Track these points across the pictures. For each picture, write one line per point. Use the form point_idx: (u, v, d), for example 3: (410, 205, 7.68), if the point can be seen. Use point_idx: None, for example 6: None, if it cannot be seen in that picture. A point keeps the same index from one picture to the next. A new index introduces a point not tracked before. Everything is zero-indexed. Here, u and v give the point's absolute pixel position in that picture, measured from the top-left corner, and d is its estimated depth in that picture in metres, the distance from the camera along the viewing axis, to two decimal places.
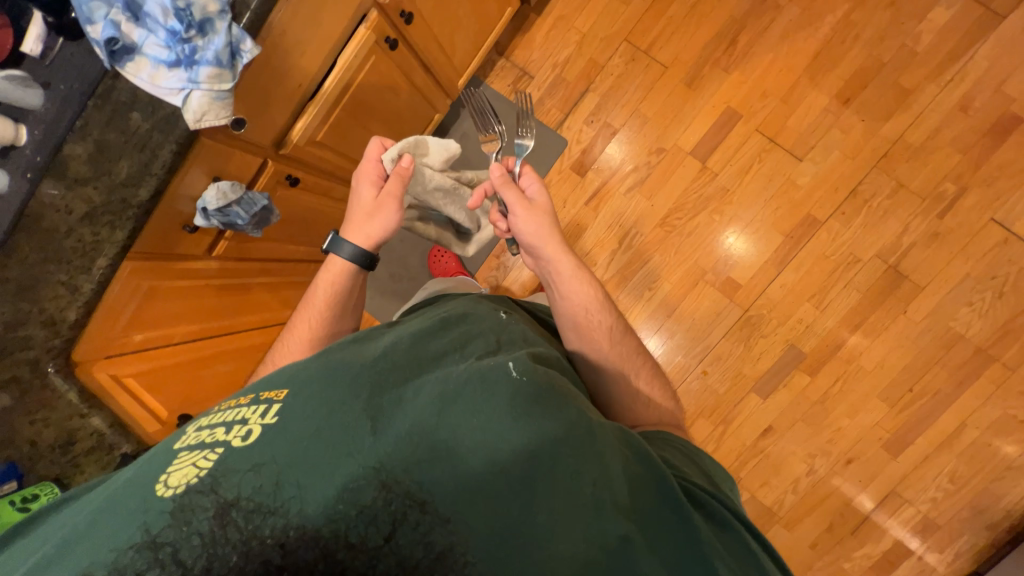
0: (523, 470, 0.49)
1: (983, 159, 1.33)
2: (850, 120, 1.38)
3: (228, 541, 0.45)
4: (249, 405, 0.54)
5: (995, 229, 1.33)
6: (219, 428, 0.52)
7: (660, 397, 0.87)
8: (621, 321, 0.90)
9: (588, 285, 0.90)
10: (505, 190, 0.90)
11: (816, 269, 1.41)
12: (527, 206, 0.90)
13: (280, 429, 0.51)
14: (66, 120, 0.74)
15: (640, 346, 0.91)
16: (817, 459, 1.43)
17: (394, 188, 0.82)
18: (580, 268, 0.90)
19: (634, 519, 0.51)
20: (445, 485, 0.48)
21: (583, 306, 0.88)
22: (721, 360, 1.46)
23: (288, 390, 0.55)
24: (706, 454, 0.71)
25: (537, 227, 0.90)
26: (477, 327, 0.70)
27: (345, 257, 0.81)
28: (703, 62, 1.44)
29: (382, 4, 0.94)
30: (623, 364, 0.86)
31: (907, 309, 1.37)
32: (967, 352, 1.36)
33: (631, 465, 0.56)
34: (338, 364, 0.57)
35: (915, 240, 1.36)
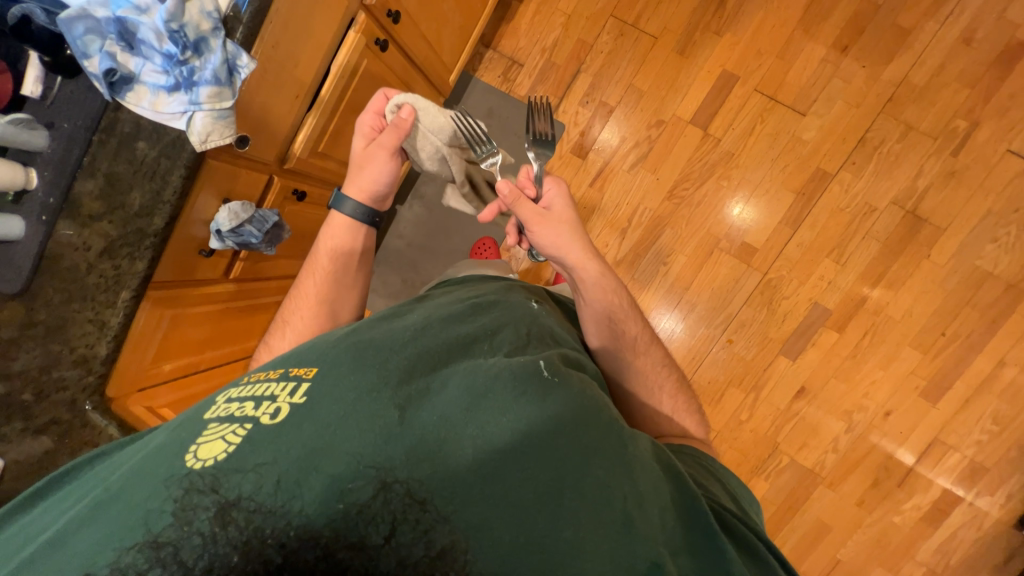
0: (548, 477, 0.48)
1: (993, 91, 1.30)
2: (850, 68, 1.35)
3: (226, 542, 0.42)
4: (278, 380, 0.53)
5: (1012, 161, 1.30)
6: (249, 402, 0.51)
7: (685, 410, 0.85)
8: (646, 332, 0.89)
9: (612, 295, 0.87)
10: (518, 208, 0.85)
11: (831, 223, 1.38)
12: (544, 219, 0.86)
13: (310, 410, 0.49)
14: (73, 157, 0.76)
15: (666, 357, 0.90)
16: (855, 415, 1.41)
17: (387, 139, 0.81)
18: (604, 278, 0.87)
19: (661, 541, 0.50)
20: (463, 486, 0.46)
21: (606, 315, 0.87)
22: (746, 326, 1.44)
23: (318, 369, 0.54)
24: (729, 475, 0.72)
25: (556, 241, 0.86)
26: (506, 316, 0.70)
27: (346, 214, 0.84)
28: (693, 28, 1.42)
29: (368, 6, 0.93)
30: (644, 374, 0.85)
31: (931, 252, 1.34)
32: (997, 289, 1.33)
33: (658, 483, 0.56)
34: (370, 350, 0.56)
35: (931, 182, 1.33)
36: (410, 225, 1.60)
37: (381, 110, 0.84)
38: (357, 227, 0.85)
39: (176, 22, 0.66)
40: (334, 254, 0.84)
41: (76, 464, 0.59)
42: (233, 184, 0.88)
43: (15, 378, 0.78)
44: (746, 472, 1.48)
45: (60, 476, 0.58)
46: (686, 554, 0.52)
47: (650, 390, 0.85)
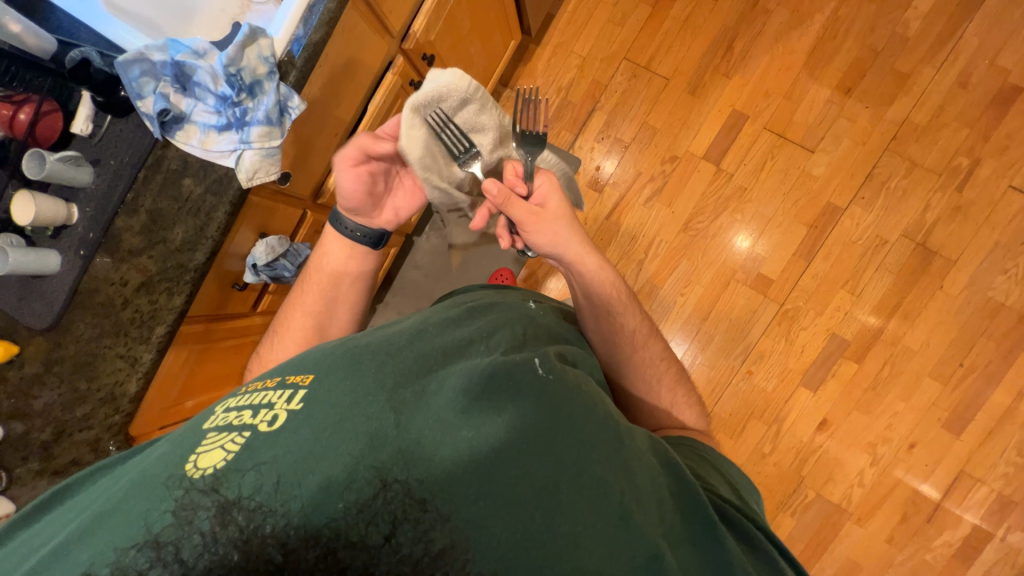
0: (546, 474, 0.45)
1: (991, 131, 1.36)
2: (855, 108, 1.42)
3: (226, 541, 0.39)
4: (275, 388, 0.50)
5: (1014, 196, 1.35)
6: (247, 410, 0.48)
7: (684, 404, 0.77)
8: (646, 323, 0.80)
9: (610, 288, 0.78)
10: (509, 207, 0.74)
11: (844, 255, 1.41)
12: (537, 216, 0.76)
13: (308, 417, 0.46)
14: (118, 193, 0.75)
15: (665, 349, 0.80)
16: (879, 447, 1.40)
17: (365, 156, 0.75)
18: (603, 273, 0.78)
19: (662, 533, 0.47)
20: (462, 488, 0.43)
21: (604, 311, 0.77)
22: (765, 357, 1.45)
23: (315, 375, 0.50)
24: (731, 463, 0.66)
25: (551, 239, 0.77)
26: (504, 317, 0.66)
27: (341, 232, 0.80)
28: (703, 71, 1.49)
29: (406, 51, 0.97)
30: (645, 368, 0.77)
31: (943, 284, 1.37)
32: (1010, 319, 1.35)
33: (658, 478, 0.52)
34: (365, 352, 0.53)
35: (939, 215, 1.38)
36: (427, 255, 1.61)
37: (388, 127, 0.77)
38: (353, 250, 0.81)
39: (234, 67, 0.69)
40: (328, 278, 0.81)
41: (74, 480, 0.52)
42: (270, 219, 0.89)
43: (37, 416, 0.75)
44: (771, 508, 1.44)
45: (53, 494, 0.51)
46: (686, 545, 0.48)
47: (649, 385, 0.77)
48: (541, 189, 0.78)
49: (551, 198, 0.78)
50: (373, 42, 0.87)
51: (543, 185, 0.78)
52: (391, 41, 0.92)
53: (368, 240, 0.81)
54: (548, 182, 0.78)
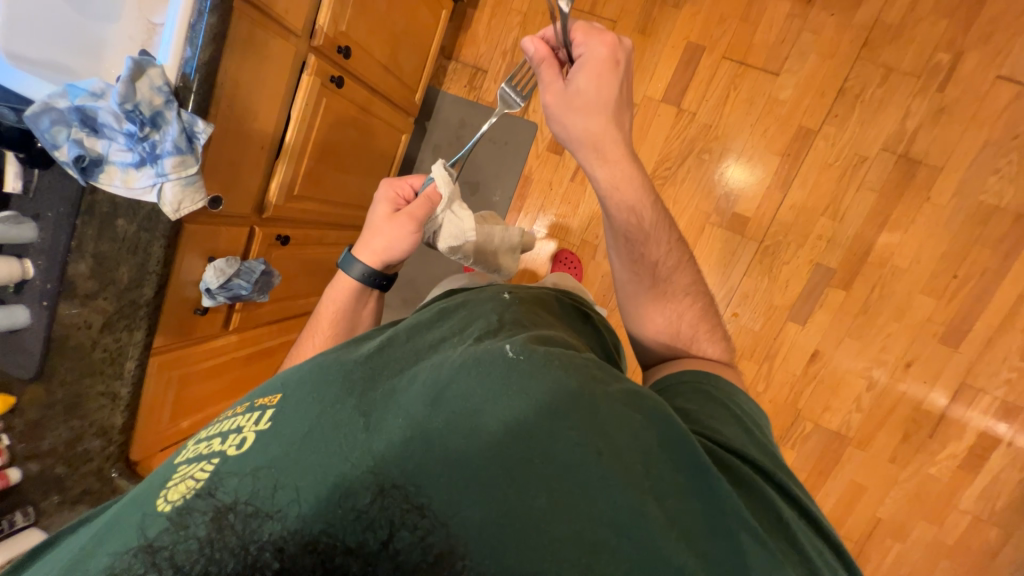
0: (517, 452, 0.43)
1: (972, 15, 1.23)
2: (819, 18, 1.30)
3: (229, 544, 0.42)
4: (243, 412, 0.52)
5: (1004, 86, 1.24)
6: (216, 438, 0.50)
7: (706, 338, 0.78)
8: (677, 250, 0.78)
9: (636, 215, 0.74)
10: (540, 74, 0.68)
11: (822, 180, 1.35)
12: (559, 95, 0.67)
13: (273, 434, 0.48)
14: (63, 241, 0.77)
15: (693, 282, 0.80)
16: (874, 370, 1.39)
17: (416, 210, 0.79)
18: (626, 190, 0.72)
19: (646, 487, 0.43)
20: (436, 475, 0.43)
21: (626, 233, 0.75)
22: (749, 298, 1.43)
23: (282, 394, 0.52)
24: (741, 395, 0.66)
25: (573, 129, 0.69)
26: (475, 312, 0.66)
27: (353, 277, 0.79)
28: (651, 5, 1.40)
29: (318, 47, 0.94)
30: (664, 300, 0.78)
31: (930, 195, 1.30)
32: (1006, 222, 1.27)
33: (640, 431, 0.47)
34: (331, 367, 0.54)
35: (920, 122, 1.28)
36: None
37: (414, 182, 0.84)
38: (355, 292, 0.82)
39: (130, 103, 0.68)
40: (336, 318, 0.81)
41: (59, 533, 0.55)
42: (215, 242, 0.91)
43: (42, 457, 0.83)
44: None
45: (39, 547, 0.54)
46: (675, 495, 0.44)
47: (667, 318, 0.78)
48: (585, 53, 0.65)
49: (586, 78, 0.65)
50: (275, 47, 0.85)
51: (583, 44, 0.65)
52: (298, 41, 0.90)
53: (381, 283, 0.81)
54: (590, 41, 0.64)
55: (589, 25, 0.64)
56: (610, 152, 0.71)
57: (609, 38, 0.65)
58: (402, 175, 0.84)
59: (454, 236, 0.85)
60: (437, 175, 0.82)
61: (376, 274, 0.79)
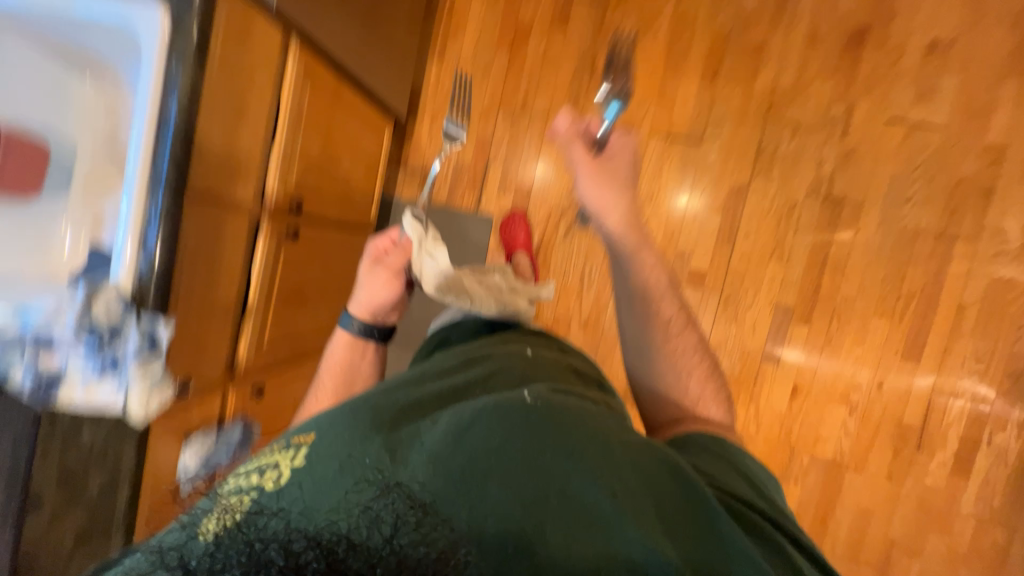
0: (537, 480, 0.45)
1: (852, 73, 1.41)
2: (725, 91, 1.46)
3: (241, 544, 0.41)
4: (281, 448, 0.49)
5: (895, 127, 1.39)
6: (252, 472, 0.47)
7: (711, 400, 0.79)
8: (683, 314, 0.86)
9: (652, 272, 0.86)
10: (575, 155, 0.87)
11: (762, 229, 1.46)
12: (591, 171, 0.86)
13: (309, 463, 0.47)
14: (24, 460, 0.73)
15: (700, 345, 0.85)
16: (852, 395, 1.45)
17: (392, 262, 0.92)
18: (642, 251, 0.86)
19: (657, 524, 0.45)
20: (455, 499, 0.43)
21: (642, 286, 0.85)
22: (722, 346, 1.49)
23: (321, 432, 0.51)
24: (746, 454, 0.66)
25: (598, 198, 0.85)
26: (494, 364, 0.69)
27: (350, 331, 0.91)
28: (577, 97, 1.52)
29: (270, 209, 0.97)
30: (673, 354, 0.82)
31: (859, 228, 1.42)
32: (930, 241, 1.39)
33: (653, 475, 0.50)
34: (367, 409, 0.54)
35: (833, 166, 1.42)
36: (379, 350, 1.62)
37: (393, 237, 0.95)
38: None
39: (89, 321, 0.70)
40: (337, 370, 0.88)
41: None
42: (188, 420, 0.89)
43: None
44: None
45: None
46: (687, 538, 0.45)
47: (676, 373, 0.81)
48: (609, 150, 0.88)
49: (617, 164, 0.88)
50: (228, 226, 0.88)
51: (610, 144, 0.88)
52: (250, 209, 0.93)
53: (374, 330, 0.92)
54: (613, 141, 0.88)
55: (621, 133, 0.88)
56: (627, 219, 0.86)
57: (628, 147, 0.89)
58: (383, 230, 0.95)
59: (433, 276, 0.86)
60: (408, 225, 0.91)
61: (366, 324, 0.91)
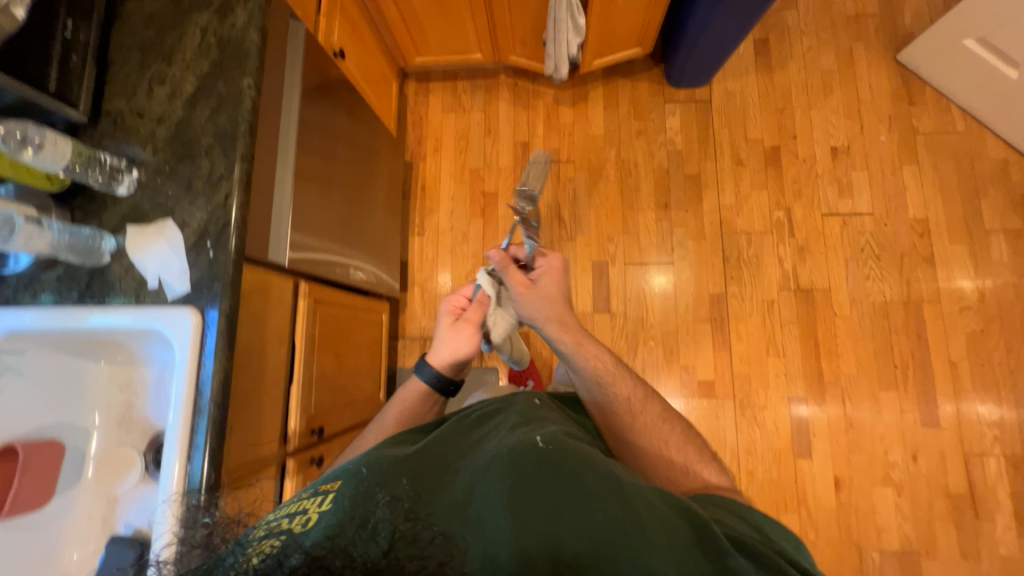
0: (533, 511, 0.50)
1: (780, 184, 1.62)
2: (679, 215, 1.64)
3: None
4: (309, 496, 0.54)
5: (832, 219, 1.58)
6: (284, 519, 0.50)
7: (701, 464, 0.74)
8: (640, 386, 0.84)
9: (596, 361, 0.84)
10: (507, 274, 0.90)
11: (751, 329, 1.55)
12: (527, 288, 0.89)
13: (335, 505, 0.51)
14: None
15: (665, 411, 0.82)
16: (893, 474, 1.43)
17: (474, 314, 0.94)
18: (583, 345, 0.85)
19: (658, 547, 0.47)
20: (462, 530, 0.50)
21: (592, 378, 0.83)
22: (753, 451, 1.48)
23: (343, 479, 0.56)
24: (753, 507, 0.62)
25: (535, 310, 0.88)
26: (503, 415, 0.75)
27: (426, 381, 0.88)
28: (551, 244, 1.66)
29: (293, 449, 0.97)
30: (648, 432, 0.78)
31: (835, 311, 1.53)
32: (901, 310, 1.51)
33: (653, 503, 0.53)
34: (392, 461, 0.60)
35: (793, 261, 1.57)
36: None
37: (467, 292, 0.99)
38: None
39: None
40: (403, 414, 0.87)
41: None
42: None
43: None
44: None
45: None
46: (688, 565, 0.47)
47: (653, 446, 0.77)
48: (544, 268, 0.92)
49: (548, 279, 0.91)
50: (258, 488, 0.86)
51: (542, 265, 0.93)
52: (275, 457, 0.92)
53: (449, 386, 0.90)
54: (547, 262, 0.92)
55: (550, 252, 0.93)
56: (565, 320, 0.88)
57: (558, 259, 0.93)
58: (458, 287, 1.00)
59: (501, 330, 0.97)
60: (483, 281, 0.97)
61: (450, 377, 0.90)
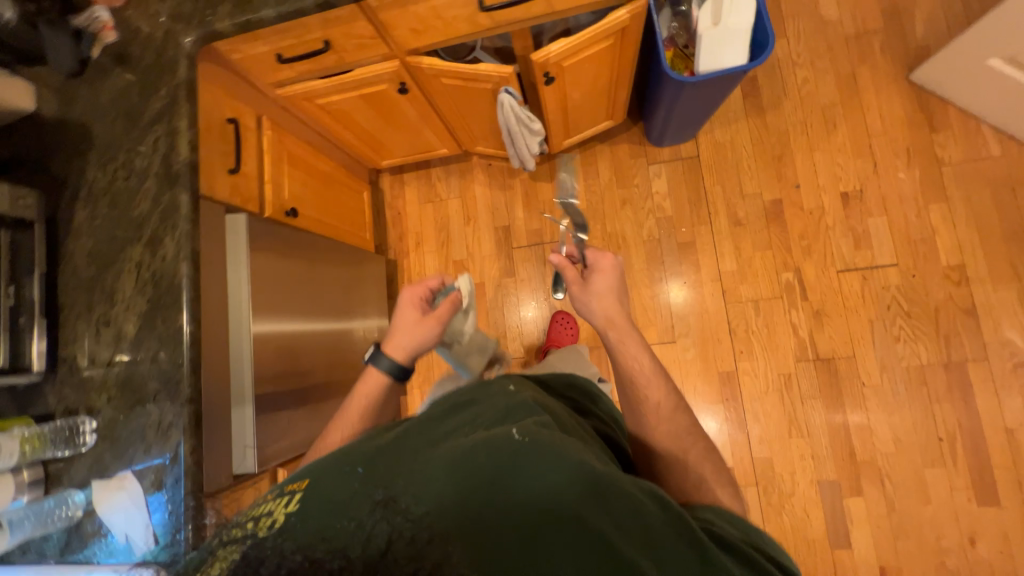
0: (511, 521, 0.44)
1: (787, 241, 1.47)
2: (677, 287, 1.52)
3: None
4: (274, 496, 0.48)
5: (849, 275, 1.42)
6: (250, 523, 0.46)
7: (719, 486, 0.68)
8: (678, 394, 0.77)
9: (635, 361, 0.79)
10: (563, 273, 0.88)
11: (768, 407, 1.43)
12: (579, 283, 0.87)
13: (307, 515, 0.45)
14: None
15: (695, 426, 0.75)
16: (948, 562, 1.29)
17: (442, 313, 0.89)
18: (624, 343, 0.81)
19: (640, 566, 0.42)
20: (441, 537, 0.43)
21: (626, 376, 0.79)
22: (784, 543, 1.37)
23: (309, 478, 0.50)
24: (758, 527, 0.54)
25: (585, 302, 0.86)
26: (480, 396, 0.64)
27: (382, 370, 0.81)
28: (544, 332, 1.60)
29: None
30: (669, 441, 0.72)
31: (863, 381, 1.38)
32: (941, 374, 1.35)
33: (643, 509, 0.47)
34: (363, 452, 0.52)
35: (809, 328, 1.43)
36: None
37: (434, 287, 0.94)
38: None
39: None
40: (366, 411, 0.80)
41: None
42: None
43: None
44: None
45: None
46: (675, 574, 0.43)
47: (676, 457, 0.71)
48: (597, 262, 0.87)
49: (601, 277, 0.86)
50: None
51: (595, 256, 0.88)
52: None
53: (406, 377, 0.84)
54: (600, 254, 0.88)
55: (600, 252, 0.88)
56: (613, 318, 0.83)
57: (611, 259, 0.88)
58: (423, 279, 0.93)
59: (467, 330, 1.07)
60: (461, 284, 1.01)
61: (408, 369, 0.83)
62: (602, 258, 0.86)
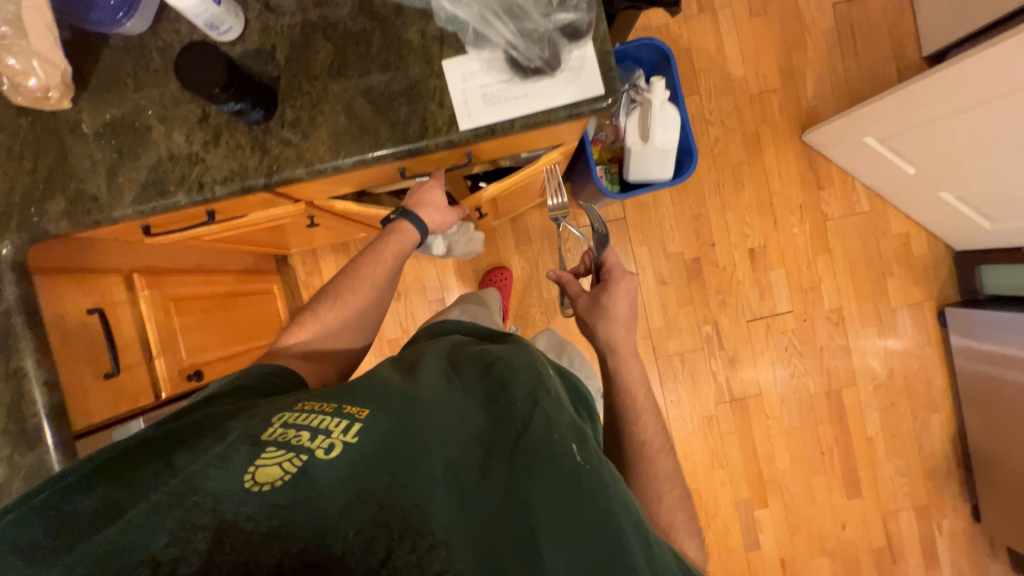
0: (520, 515, 0.47)
1: (705, 297, 1.60)
2: None
3: (263, 526, 0.47)
4: (332, 417, 0.55)
5: (756, 324, 1.61)
6: (305, 434, 0.53)
7: (686, 532, 0.72)
8: (662, 437, 0.80)
9: (630, 392, 0.85)
10: (567, 281, 1.03)
11: (695, 446, 1.62)
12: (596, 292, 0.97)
13: (354, 455, 0.51)
14: None
15: (676, 469, 0.78)
16: (827, 545, 1.63)
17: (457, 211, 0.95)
18: (625, 367, 0.88)
19: None
20: (451, 512, 0.47)
21: (616, 399, 0.85)
22: (712, 555, 1.62)
23: (368, 410, 0.55)
24: None
25: (596, 311, 0.94)
26: (534, 374, 0.64)
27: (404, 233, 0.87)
28: None
29: None
30: (647, 477, 0.75)
31: (767, 414, 1.62)
32: (824, 400, 1.62)
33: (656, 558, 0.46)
34: (421, 405, 0.57)
35: (725, 373, 1.61)
36: None
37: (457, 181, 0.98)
38: None
39: None
40: (397, 259, 0.87)
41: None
42: None
43: None
44: None
45: None
46: None
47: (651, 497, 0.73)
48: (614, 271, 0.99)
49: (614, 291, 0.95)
50: None
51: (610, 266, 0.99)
52: None
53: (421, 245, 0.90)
54: (617, 270, 0.98)
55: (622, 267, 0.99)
56: (619, 343, 0.90)
57: (628, 277, 0.97)
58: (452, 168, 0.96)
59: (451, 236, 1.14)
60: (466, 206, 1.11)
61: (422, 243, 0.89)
62: (622, 273, 0.97)
